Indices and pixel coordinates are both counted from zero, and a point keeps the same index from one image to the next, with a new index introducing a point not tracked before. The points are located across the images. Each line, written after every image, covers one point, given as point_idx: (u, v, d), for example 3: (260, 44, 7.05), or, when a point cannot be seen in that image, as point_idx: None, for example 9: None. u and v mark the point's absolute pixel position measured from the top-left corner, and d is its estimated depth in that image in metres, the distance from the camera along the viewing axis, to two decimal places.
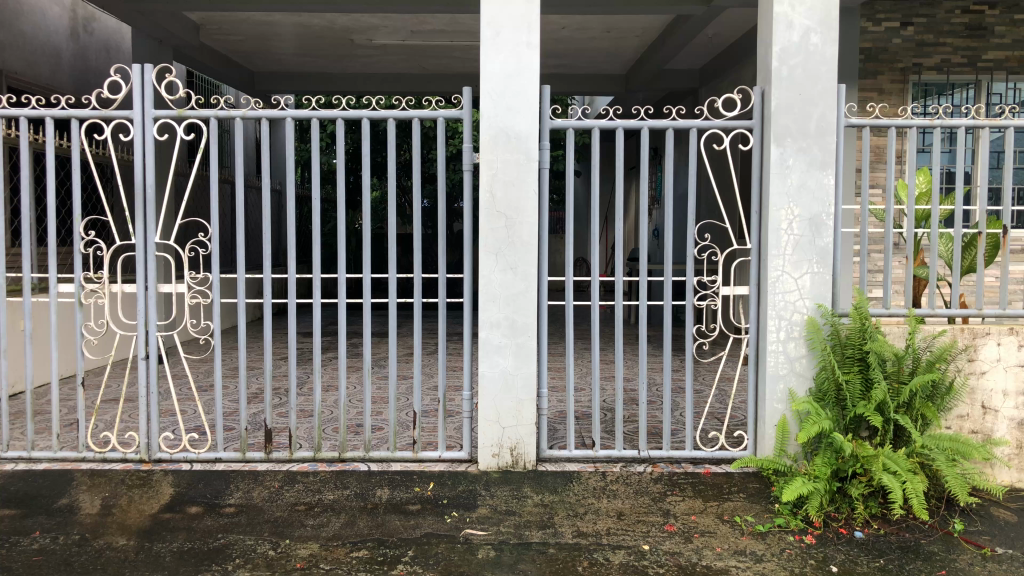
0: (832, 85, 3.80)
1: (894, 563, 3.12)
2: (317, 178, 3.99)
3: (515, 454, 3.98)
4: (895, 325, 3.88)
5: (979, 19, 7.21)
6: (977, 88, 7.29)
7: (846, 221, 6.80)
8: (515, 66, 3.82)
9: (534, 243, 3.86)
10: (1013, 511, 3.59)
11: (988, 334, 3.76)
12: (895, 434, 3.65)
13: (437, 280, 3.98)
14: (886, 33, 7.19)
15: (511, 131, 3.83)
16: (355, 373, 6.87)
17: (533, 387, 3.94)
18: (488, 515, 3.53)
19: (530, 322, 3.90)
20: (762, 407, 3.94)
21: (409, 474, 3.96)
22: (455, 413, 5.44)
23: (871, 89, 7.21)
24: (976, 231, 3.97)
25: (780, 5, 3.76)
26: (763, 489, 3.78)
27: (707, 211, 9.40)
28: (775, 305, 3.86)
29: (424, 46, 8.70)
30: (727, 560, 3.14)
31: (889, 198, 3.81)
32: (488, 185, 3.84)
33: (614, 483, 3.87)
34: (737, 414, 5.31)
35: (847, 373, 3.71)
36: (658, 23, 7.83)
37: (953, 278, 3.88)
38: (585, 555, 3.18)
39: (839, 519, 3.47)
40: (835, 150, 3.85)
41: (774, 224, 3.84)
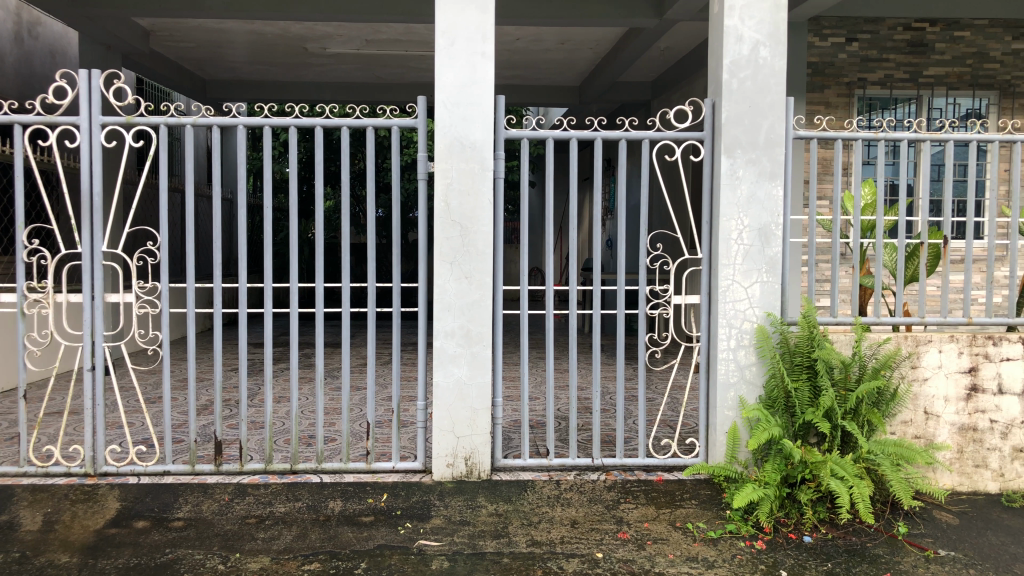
0: (780, 97, 3.88)
1: (841, 566, 3.18)
2: (268, 186, 3.93)
3: (470, 463, 3.97)
4: (842, 333, 3.95)
5: (921, 36, 7.42)
6: (918, 103, 7.51)
7: (795, 232, 6.95)
8: (470, 76, 3.83)
9: (490, 252, 3.86)
10: (954, 514, 3.69)
11: (930, 341, 3.86)
12: (843, 440, 3.73)
13: (391, 289, 3.94)
14: (832, 48, 7.36)
15: (466, 141, 3.83)
16: (308, 384, 6.82)
17: (487, 396, 3.94)
18: (442, 526, 3.51)
19: (485, 332, 3.90)
20: (714, 414, 3.99)
21: (363, 485, 3.93)
22: (410, 423, 5.42)
23: (818, 102, 7.38)
24: (919, 241, 4.06)
25: (730, 18, 3.83)
26: (714, 496, 3.83)
27: (660, 222, 9.52)
28: (725, 314, 3.92)
29: (379, 55, 8.68)
30: (680, 566, 3.17)
31: (836, 208, 3.87)
32: (443, 195, 3.84)
33: (568, 491, 3.88)
34: (690, 422, 5.38)
35: (796, 380, 3.78)
36: (611, 36, 7.91)
37: (897, 287, 3.96)
38: (539, 564, 3.18)
39: (789, 524, 3.52)
40: (783, 161, 3.92)
41: (724, 234, 3.90)
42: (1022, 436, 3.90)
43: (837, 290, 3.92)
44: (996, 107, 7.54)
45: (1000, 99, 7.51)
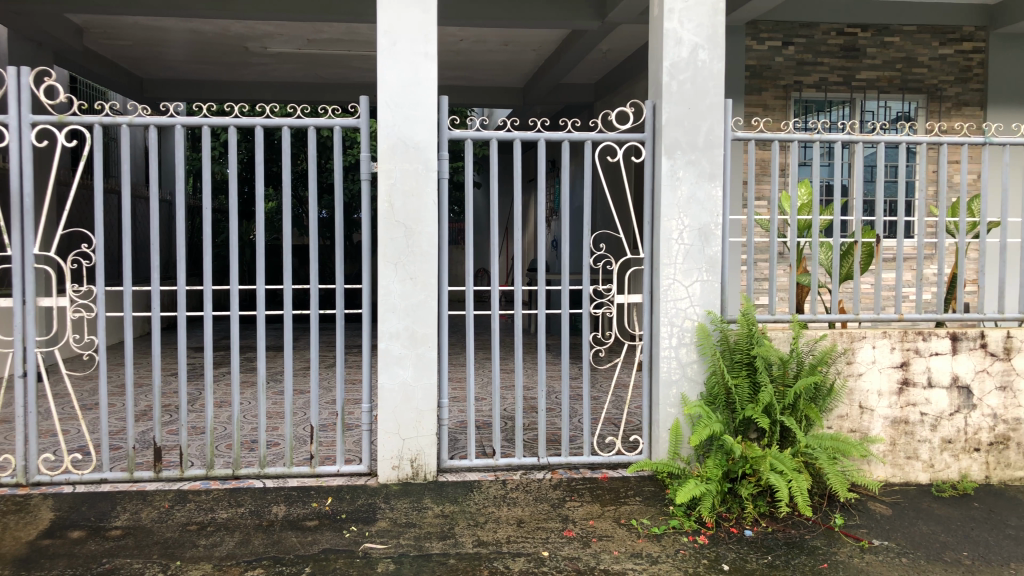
0: (719, 100, 3.95)
1: (781, 558, 3.25)
2: (207, 187, 3.86)
3: (416, 465, 3.96)
4: (780, 331, 4.04)
5: (853, 41, 7.63)
6: (852, 106, 7.71)
7: (734, 232, 7.09)
8: (413, 76, 3.81)
9: (434, 253, 3.85)
10: (888, 504, 3.80)
11: (864, 337, 3.97)
12: (782, 434, 3.81)
13: (335, 291, 3.90)
14: (769, 51, 7.52)
15: (409, 141, 3.82)
16: (250, 387, 6.71)
17: (432, 398, 3.93)
18: (388, 528, 3.50)
19: (430, 333, 3.88)
20: (656, 412, 4.04)
21: (307, 490, 3.89)
22: (355, 426, 5.38)
23: (756, 104, 7.51)
24: (853, 239, 4.16)
25: (669, 21, 3.89)
26: (658, 492, 3.88)
27: (603, 222, 9.62)
28: (666, 312, 3.97)
29: (321, 54, 8.59)
30: (624, 563, 3.21)
31: (773, 208, 3.94)
32: (387, 195, 3.82)
33: (514, 490, 3.90)
34: (634, 419, 5.45)
35: (736, 377, 3.85)
36: (555, 37, 7.96)
37: (833, 285, 4.06)
38: (485, 563, 3.19)
39: (730, 519, 3.59)
40: (722, 162, 4.00)
41: (665, 234, 3.96)
42: (950, 428, 4.03)
43: (775, 289, 4.00)
44: (924, 110, 7.76)
45: (928, 102, 7.74)
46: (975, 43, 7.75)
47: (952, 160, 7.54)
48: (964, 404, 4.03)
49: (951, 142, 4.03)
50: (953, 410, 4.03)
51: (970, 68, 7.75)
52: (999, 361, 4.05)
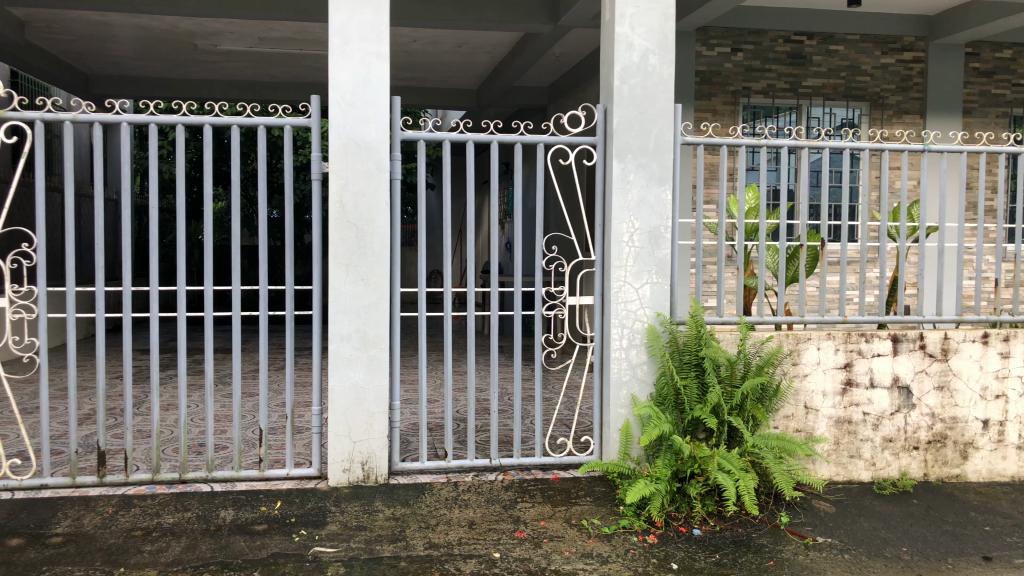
0: (669, 105, 4.00)
1: (728, 557, 3.30)
2: (154, 187, 3.78)
3: (367, 468, 3.93)
4: (728, 332, 4.10)
5: (799, 48, 7.79)
6: (798, 112, 7.85)
7: (683, 235, 7.18)
8: (365, 76, 3.79)
9: (386, 254, 3.84)
10: (831, 502, 3.89)
11: (809, 339, 4.05)
12: (729, 435, 3.87)
13: (284, 292, 3.85)
14: (718, 57, 7.63)
15: (361, 141, 3.80)
16: (198, 390, 6.59)
17: (384, 400, 3.91)
18: (338, 531, 3.47)
19: (382, 335, 3.86)
20: (607, 412, 4.07)
21: (256, 494, 3.84)
22: (305, 429, 5.32)
23: (706, 110, 7.63)
24: (799, 242, 4.23)
25: (620, 26, 3.93)
26: (608, 492, 3.92)
27: (556, 225, 9.66)
28: (617, 314, 4.01)
29: (272, 53, 8.49)
30: (575, 563, 3.23)
31: (721, 212, 4.00)
32: (338, 196, 3.79)
33: (466, 492, 3.90)
34: (585, 420, 5.50)
35: (685, 378, 3.90)
36: (508, 40, 7.98)
37: (779, 287, 4.14)
38: (436, 566, 3.18)
39: (679, 518, 3.64)
40: (672, 166, 4.05)
41: (616, 236, 3.99)
42: (891, 427, 4.14)
43: (723, 291, 4.07)
44: (867, 117, 7.97)
45: (871, 110, 7.95)
46: (915, 53, 7.97)
47: (894, 166, 7.74)
48: (904, 404, 4.14)
49: (892, 149, 4.13)
50: (895, 410, 4.14)
51: (910, 78, 7.98)
52: (937, 361, 4.16)
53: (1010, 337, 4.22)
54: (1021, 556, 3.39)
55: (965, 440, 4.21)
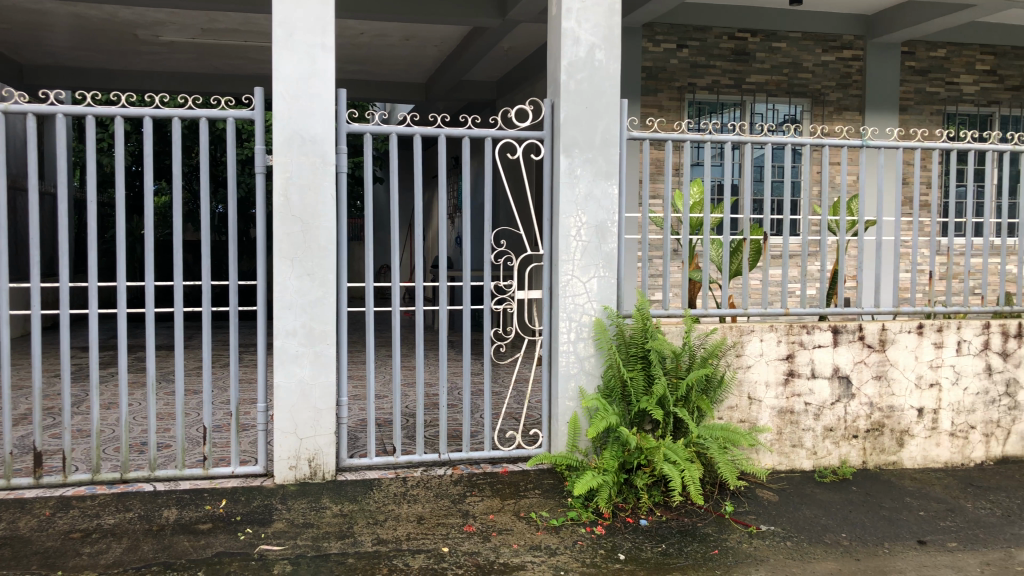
0: (615, 100, 4.03)
1: (674, 546, 3.34)
2: (91, 180, 3.68)
3: (313, 465, 3.89)
4: (673, 325, 4.15)
5: (743, 45, 7.90)
6: (742, 108, 7.97)
7: (630, 230, 7.25)
8: (310, 68, 3.74)
9: (332, 249, 3.79)
10: (774, 491, 3.97)
11: (752, 331, 4.13)
12: (675, 426, 3.92)
13: (228, 287, 3.78)
14: (664, 53, 7.72)
15: (306, 135, 3.75)
16: (139, 389, 6.45)
17: (331, 396, 3.87)
18: (284, 530, 3.42)
19: (329, 330, 3.82)
20: (555, 405, 4.09)
21: (200, 492, 3.77)
22: (251, 426, 5.25)
23: (652, 105, 7.70)
24: (742, 236, 4.31)
25: (567, 21, 3.94)
26: (556, 485, 3.94)
27: (504, 220, 9.67)
28: (565, 308, 4.03)
29: (215, 44, 8.33)
30: (524, 555, 3.24)
31: (667, 207, 4.05)
32: (283, 189, 3.74)
33: (415, 487, 3.88)
34: (533, 413, 5.53)
35: (631, 370, 3.94)
36: (456, 34, 7.95)
37: (723, 281, 4.21)
38: (385, 562, 3.16)
39: (626, 509, 3.68)
40: (618, 161, 4.08)
41: (564, 231, 4.01)
42: (832, 417, 4.23)
43: (668, 285, 4.12)
44: (809, 113, 8.14)
45: (812, 107, 8.12)
46: (854, 51, 8.15)
47: (834, 161, 7.92)
48: (844, 393, 4.24)
49: (831, 144, 4.22)
50: (835, 400, 4.23)
51: (849, 75, 8.16)
52: (876, 352, 4.27)
53: (944, 328, 4.34)
54: (953, 539, 3.50)
55: (901, 427, 4.33)
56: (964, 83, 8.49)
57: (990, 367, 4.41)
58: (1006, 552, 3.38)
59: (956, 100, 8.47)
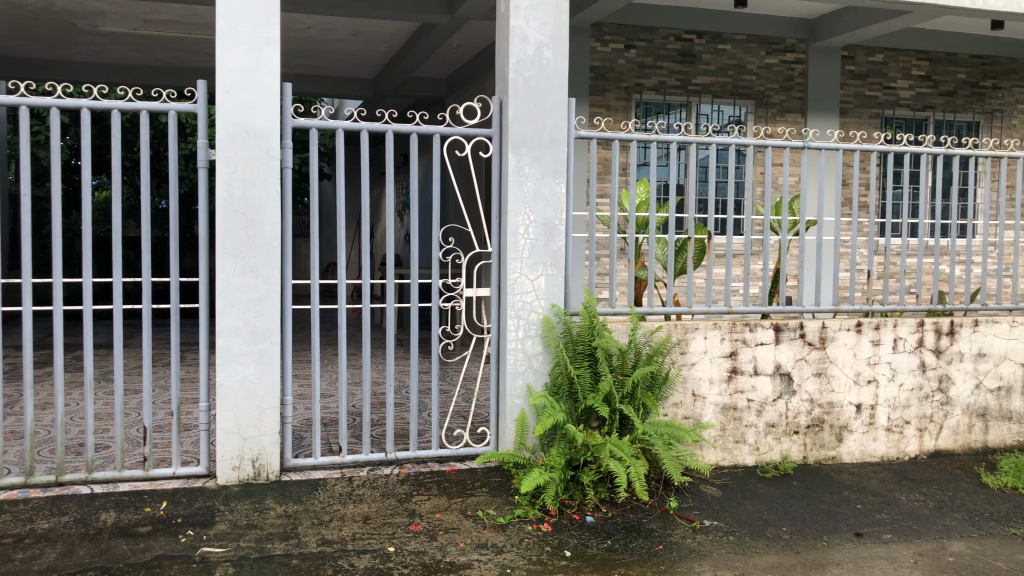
0: (562, 98, 4.05)
1: (619, 542, 3.37)
2: (25, 173, 3.56)
3: (257, 465, 3.83)
4: (620, 323, 4.19)
5: (689, 46, 8.00)
6: (688, 109, 8.08)
7: (578, 228, 7.29)
8: (254, 61, 3.68)
9: (276, 246, 3.74)
10: (718, 486, 4.03)
11: (696, 329, 4.18)
12: (621, 423, 3.95)
13: (169, 285, 3.70)
14: (612, 53, 7.78)
15: (250, 129, 3.69)
16: (76, 389, 6.26)
17: (275, 396, 3.81)
18: (226, 531, 3.36)
19: (272, 329, 3.77)
20: (503, 403, 4.09)
21: (139, 494, 3.69)
22: (194, 426, 5.15)
23: (600, 105, 7.75)
24: (687, 235, 4.36)
25: (515, 19, 3.94)
26: (503, 483, 3.95)
27: (453, 217, 9.65)
28: (513, 305, 4.03)
29: (158, 36, 8.15)
30: (470, 554, 3.23)
31: (614, 205, 4.08)
32: (225, 184, 3.67)
33: (361, 487, 3.85)
34: (481, 411, 5.54)
35: (578, 367, 3.97)
36: (405, 30, 7.91)
37: (668, 279, 4.26)
38: (330, 562, 3.13)
39: (573, 506, 3.70)
40: (565, 160, 4.10)
41: (512, 229, 4.01)
42: (773, 413, 4.31)
43: (615, 283, 4.15)
44: (753, 115, 8.28)
45: (756, 108, 8.25)
46: (797, 54, 8.32)
47: (776, 163, 8.08)
48: (786, 390, 4.32)
49: (774, 145, 4.29)
50: (777, 396, 4.31)
51: (792, 78, 8.32)
52: (816, 349, 4.36)
53: (881, 326, 4.46)
54: (888, 531, 3.59)
55: (840, 423, 4.43)
56: (901, 88, 8.72)
57: (924, 364, 4.54)
58: (938, 543, 3.48)
59: (893, 104, 8.71)
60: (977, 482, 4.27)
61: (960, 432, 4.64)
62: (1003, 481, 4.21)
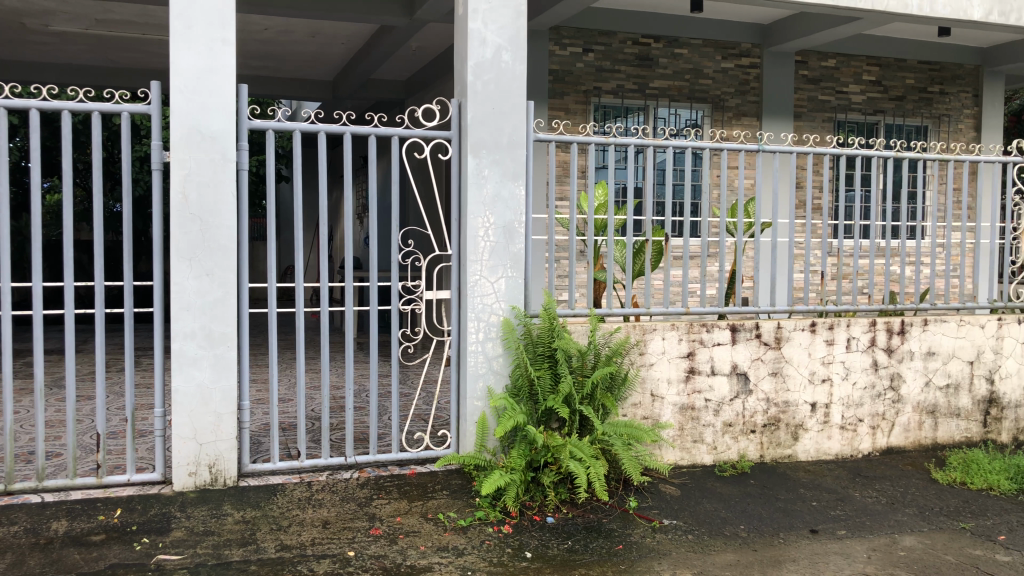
0: (521, 101, 4.06)
1: (580, 543, 3.39)
2: None
3: (214, 471, 3.78)
4: (579, 325, 4.21)
5: (646, 51, 8.08)
6: (646, 113, 8.16)
7: (538, 230, 7.31)
8: (210, 62, 3.64)
9: (233, 248, 3.70)
10: (676, 486, 4.07)
11: (654, 330, 4.22)
12: (581, 424, 3.97)
13: (123, 289, 3.63)
14: (570, 57, 7.81)
15: (205, 130, 3.64)
16: (26, 396, 6.11)
17: (232, 400, 3.77)
18: (183, 538, 3.31)
19: (229, 332, 3.72)
20: (463, 406, 4.09)
21: (92, 502, 3.62)
22: (148, 432, 5.06)
23: (559, 108, 7.79)
24: (645, 237, 4.41)
25: (474, 21, 3.95)
26: (464, 485, 3.94)
27: (413, 220, 9.62)
28: (473, 307, 4.03)
29: (110, 36, 8.01)
30: (430, 557, 3.22)
31: (572, 208, 4.10)
32: (180, 186, 3.62)
33: (320, 492, 3.82)
34: (442, 414, 5.53)
35: (538, 369, 3.98)
36: (363, 32, 7.87)
37: (627, 281, 4.29)
38: (288, 568, 3.09)
39: (533, 507, 3.71)
40: (524, 162, 4.11)
41: (471, 231, 4.01)
42: (730, 412, 4.37)
43: (575, 285, 4.18)
44: (709, 118, 8.38)
45: (712, 112, 8.36)
46: (752, 59, 8.44)
47: (732, 166, 8.20)
48: (742, 390, 4.38)
49: (729, 149, 4.34)
50: (733, 395, 4.37)
51: (747, 82, 8.45)
52: (772, 349, 4.43)
53: (834, 326, 4.54)
54: (842, 527, 3.66)
55: (796, 422, 4.50)
56: (853, 92, 8.90)
57: (876, 363, 4.63)
58: (890, 538, 3.56)
59: (845, 108, 8.88)
60: (927, 478, 4.37)
61: (911, 429, 4.74)
62: (952, 477, 4.32)
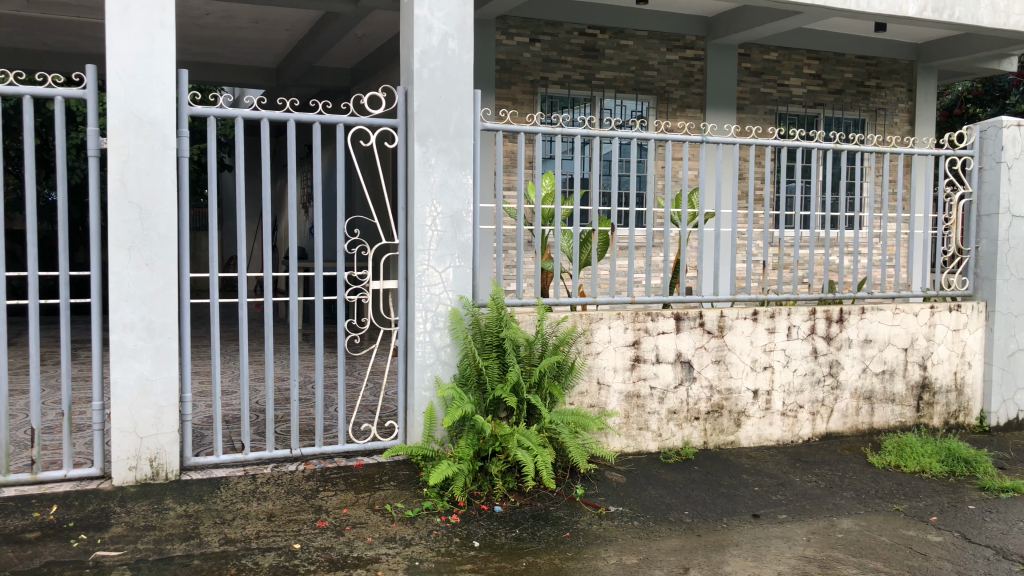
0: (468, 90, 4.05)
1: (527, 531, 3.41)
2: None
3: (156, 464, 3.70)
4: (527, 314, 4.23)
5: (593, 42, 8.12)
6: (592, 104, 8.21)
7: (485, 220, 7.32)
8: (148, 46, 3.54)
9: (173, 237, 3.62)
10: (622, 473, 4.12)
11: (601, 319, 4.26)
12: (529, 412, 3.99)
13: (58, 279, 3.52)
14: (517, 46, 7.81)
15: (144, 116, 3.55)
16: None
17: (174, 392, 3.69)
18: (123, 534, 3.24)
19: (170, 323, 3.65)
20: (411, 396, 4.07)
21: (27, 499, 3.51)
22: (86, 427, 4.93)
23: (506, 98, 7.78)
24: (591, 228, 4.45)
25: (419, 8, 3.92)
26: (411, 476, 3.93)
27: (359, 210, 9.53)
28: (421, 297, 4.01)
29: (43, 18, 7.74)
30: (378, 548, 3.21)
31: (519, 197, 4.11)
32: (119, 173, 3.52)
33: (265, 484, 3.77)
34: (388, 404, 5.51)
35: (485, 358, 3.99)
36: (308, 18, 7.75)
37: (574, 271, 4.32)
38: (233, 561, 3.05)
39: (481, 496, 3.72)
40: (471, 151, 4.10)
41: (419, 220, 3.99)
42: (674, 400, 4.43)
43: (523, 275, 4.19)
44: (654, 110, 8.47)
45: (657, 104, 8.44)
46: (696, 51, 8.54)
47: (677, 157, 8.31)
48: (686, 377, 4.45)
49: (674, 139, 4.39)
50: (678, 383, 4.44)
51: (691, 74, 8.55)
52: (714, 338, 4.51)
53: (776, 315, 4.64)
54: (783, 512, 3.74)
55: (738, 409, 4.60)
56: (793, 85, 9.08)
57: (816, 350, 4.75)
58: (828, 521, 3.66)
59: (786, 101, 9.06)
60: (863, 461, 4.50)
61: (849, 415, 4.87)
62: (887, 460, 4.46)
